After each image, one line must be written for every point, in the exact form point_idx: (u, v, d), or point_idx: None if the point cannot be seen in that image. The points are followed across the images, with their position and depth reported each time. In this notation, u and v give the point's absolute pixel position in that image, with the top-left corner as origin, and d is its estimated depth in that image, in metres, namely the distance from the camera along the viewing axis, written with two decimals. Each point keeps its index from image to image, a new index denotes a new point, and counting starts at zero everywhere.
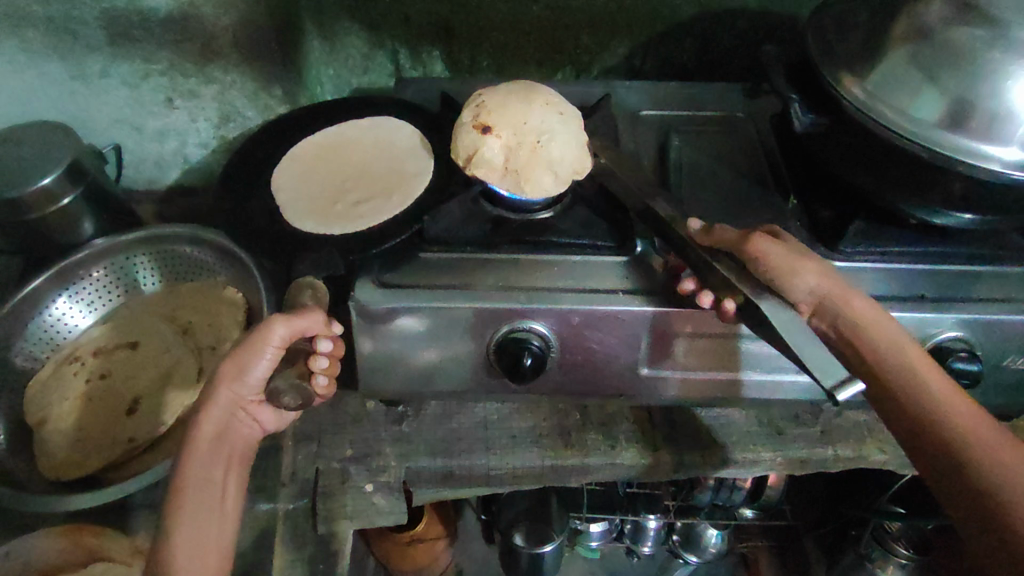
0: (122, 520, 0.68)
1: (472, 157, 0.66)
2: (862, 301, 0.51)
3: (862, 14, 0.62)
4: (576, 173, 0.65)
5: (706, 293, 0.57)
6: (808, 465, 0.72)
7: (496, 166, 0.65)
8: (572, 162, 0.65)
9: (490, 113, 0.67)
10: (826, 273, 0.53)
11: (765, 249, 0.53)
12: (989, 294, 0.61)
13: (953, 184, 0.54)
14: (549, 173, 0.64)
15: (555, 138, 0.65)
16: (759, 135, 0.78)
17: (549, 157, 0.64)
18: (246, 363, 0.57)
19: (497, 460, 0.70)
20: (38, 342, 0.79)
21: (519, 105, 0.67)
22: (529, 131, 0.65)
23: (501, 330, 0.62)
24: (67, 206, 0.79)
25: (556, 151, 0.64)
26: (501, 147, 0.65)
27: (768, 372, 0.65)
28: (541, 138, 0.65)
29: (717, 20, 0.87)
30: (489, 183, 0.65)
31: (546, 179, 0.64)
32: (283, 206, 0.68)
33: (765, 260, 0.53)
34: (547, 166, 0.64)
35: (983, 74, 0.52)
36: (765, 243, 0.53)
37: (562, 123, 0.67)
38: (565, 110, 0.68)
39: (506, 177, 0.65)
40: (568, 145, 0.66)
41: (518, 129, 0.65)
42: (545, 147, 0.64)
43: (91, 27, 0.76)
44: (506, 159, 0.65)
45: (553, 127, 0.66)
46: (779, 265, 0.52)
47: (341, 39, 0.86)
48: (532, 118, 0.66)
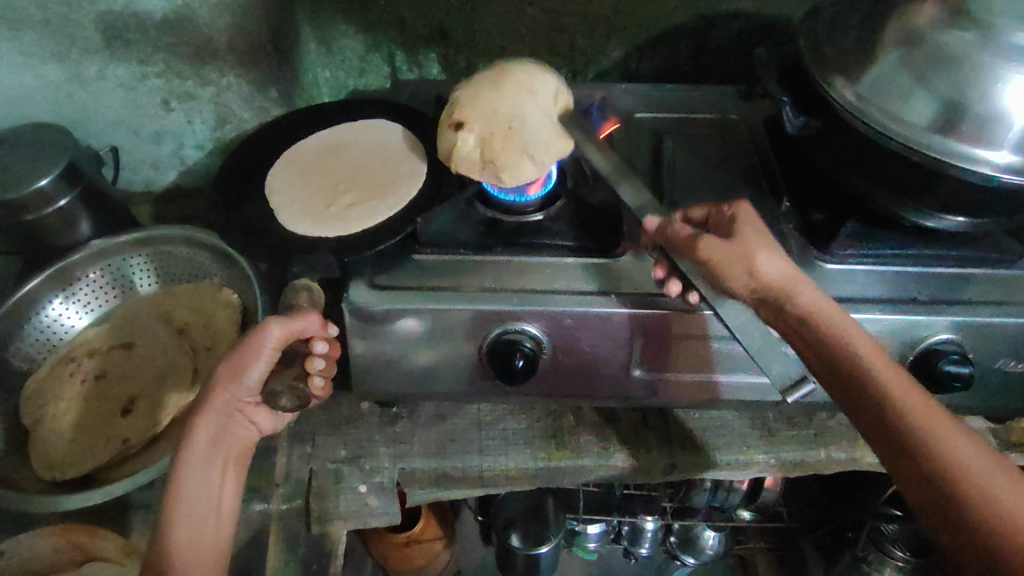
0: (116, 519, 0.69)
1: (450, 154, 0.66)
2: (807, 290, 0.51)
3: (852, 18, 0.62)
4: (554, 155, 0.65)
5: (675, 282, 0.58)
6: (800, 467, 0.72)
7: (474, 159, 0.65)
8: (549, 144, 0.65)
9: (463, 107, 0.67)
10: (781, 265, 0.52)
11: (712, 250, 0.52)
12: (982, 296, 0.61)
13: (944, 186, 0.54)
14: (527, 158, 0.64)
15: (528, 121, 0.65)
16: (754, 138, 0.78)
17: (523, 141, 0.64)
18: (242, 366, 0.58)
19: (490, 461, 0.70)
20: (34, 343, 0.80)
21: (488, 95, 0.67)
22: (502, 119, 0.65)
23: (493, 332, 0.62)
24: (64, 207, 0.80)
25: (531, 136, 0.64)
26: (477, 138, 0.65)
27: (757, 373, 0.65)
28: (512, 123, 0.65)
29: (711, 23, 0.87)
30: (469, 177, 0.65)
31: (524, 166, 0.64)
32: (277, 209, 0.68)
33: (716, 263, 0.52)
34: (525, 152, 0.64)
35: (972, 78, 0.52)
36: (711, 245, 0.52)
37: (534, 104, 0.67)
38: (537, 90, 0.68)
39: (485, 170, 0.65)
40: (543, 127, 0.66)
41: (490, 119, 0.65)
42: (517, 132, 0.64)
43: (89, 29, 0.77)
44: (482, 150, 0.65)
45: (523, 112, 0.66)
46: (730, 267, 0.52)
47: (337, 41, 0.86)
48: (503, 104, 0.66)
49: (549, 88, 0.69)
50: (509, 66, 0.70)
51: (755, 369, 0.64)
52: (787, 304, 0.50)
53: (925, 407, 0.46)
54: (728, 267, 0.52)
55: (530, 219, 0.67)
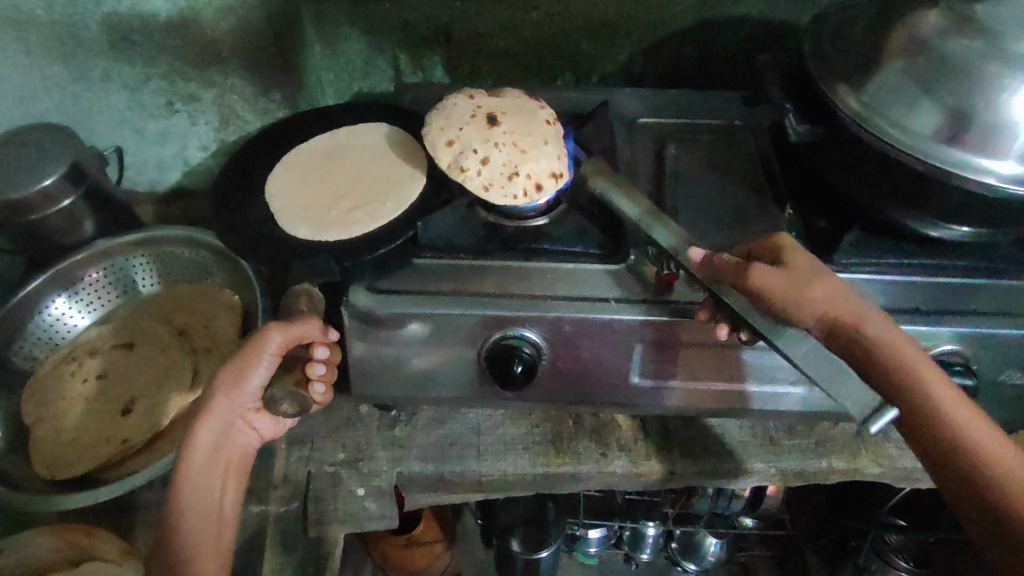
0: (116, 519, 0.69)
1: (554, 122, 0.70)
2: (874, 323, 0.50)
3: (856, 25, 0.61)
4: (529, 174, 0.64)
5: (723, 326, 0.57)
6: (801, 476, 0.72)
7: (553, 142, 0.68)
8: (546, 135, 0.67)
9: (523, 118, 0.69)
10: (835, 295, 0.51)
11: (768, 282, 0.50)
12: (986, 307, 0.60)
13: (950, 198, 0.53)
14: (553, 176, 0.65)
15: (519, 156, 0.65)
16: (757, 144, 0.77)
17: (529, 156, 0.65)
18: (244, 372, 0.58)
19: (489, 466, 0.70)
20: (37, 342, 0.80)
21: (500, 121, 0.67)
22: (511, 176, 0.64)
23: (492, 337, 0.62)
24: (68, 207, 0.81)
25: (539, 162, 0.65)
26: (517, 199, 0.64)
27: (793, 381, 0.64)
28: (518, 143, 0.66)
29: (717, 28, 0.86)
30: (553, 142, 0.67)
31: (562, 170, 0.66)
32: (278, 214, 0.68)
33: (769, 293, 0.50)
34: (554, 167, 0.66)
35: (977, 87, 0.52)
36: (765, 275, 0.50)
37: (496, 150, 0.65)
38: (474, 144, 0.65)
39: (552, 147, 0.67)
40: (524, 143, 0.66)
41: (505, 185, 0.64)
42: (534, 174, 0.64)
43: (93, 31, 0.77)
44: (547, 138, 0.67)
45: (507, 163, 0.64)
46: (786, 294, 0.50)
47: (341, 44, 0.86)
48: (484, 181, 0.64)
49: (458, 141, 0.66)
50: (445, 110, 0.68)
51: (795, 376, 0.63)
52: (854, 335, 0.50)
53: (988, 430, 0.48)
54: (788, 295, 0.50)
55: (534, 224, 0.67)
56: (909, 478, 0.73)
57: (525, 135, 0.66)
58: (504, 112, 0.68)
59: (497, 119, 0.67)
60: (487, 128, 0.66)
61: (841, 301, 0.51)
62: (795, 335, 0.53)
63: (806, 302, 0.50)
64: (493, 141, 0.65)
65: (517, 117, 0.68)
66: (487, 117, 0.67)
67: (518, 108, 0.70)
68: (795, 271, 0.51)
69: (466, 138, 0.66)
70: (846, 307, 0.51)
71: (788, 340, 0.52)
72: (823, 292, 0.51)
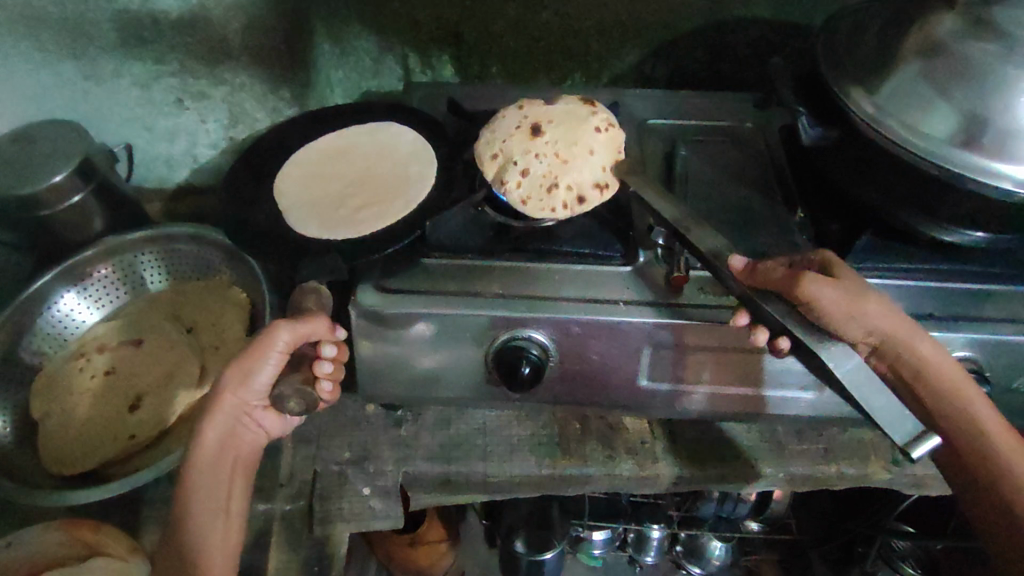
0: (123, 515, 0.69)
1: (609, 129, 0.69)
2: (923, 342, 0.52)
3: (871, 27, 0.61)
4: (569, 184, 0.65)
5: (760, 330, 0.55)
6: (809, 481, 0.71)
7: (600, 153, 0.67)
8: (594, 144, 0.67)
9: (572, 124, 0.69)
10: (886, 309, 0.51)
11: (821, 294, 0.49)
12: (1000, 313, 0.60)
13: (964, 202, 0.53)
14: (597, 186, 0.65)
15: (560, 167, 0.66)
16: (768, 146, 0.77)
17: (574, 167, 0.66)
18: (251, 368, 0.58)
19: (495, 467, 0.69)
20: (46, 337, 0.80)
21: (546, 129, 0.68)
22: (551, 189, 0.65)
23: (500, 338, 0.61)
24: (78, 203, 0.81)
25: (582, 171, 0.65)
26: (556, 211, 0.64)
27: (803, 387, 0.63)
28: (564, 150, 0.67)
29: (728, 29, 0.86)
30: (601, 154, 0.67)
31: (607, 180, 0.66)
32: (287, 212, 0.68)
33: (820, 306, 0.49)
34: (599, 177, 0.66)
35: (993, 90, 0.51)
36: (818, 287, 0.49)
37: (536, 161, 0.66)
38: (516, 156, 0.66)
39: (598, 160, 0.66)
40: (566, 153, 0.66)
41: (544, 198, 0.64)
42: (575, 185, 0.65)
43: (104, 29, 0.78)
44: (595, 149, 0.67)
45: (547, 174, 0.65)
46: (839, 311, 0.49)
47: (351, 42, 0.86)
48: (523, 195, 0.65)
49: (496, 153, 0.68)
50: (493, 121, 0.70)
51: (804, 382, 0.63)
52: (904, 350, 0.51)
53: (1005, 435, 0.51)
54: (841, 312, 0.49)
55: (542, 225, 0.66)
56: (918, 484, 0.72)
57: (569, 144, 0.67)
58: (551, 120, 0.69)
59: (542, 127, 0.69)
60: (530, 140, 0.67)
61: (890, 316, 0.51)
62: (837, 349, 0.49)
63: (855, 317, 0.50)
64: (534, 151, 0.67)
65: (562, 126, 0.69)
66: (531, 129, 0.68)
67: (569, 117, 0.70)
68: (845, 284, 0.51)
69: (509, 151, 0.67)
70: (899, 323, 0.51)
71: (831, 352, 0.49)
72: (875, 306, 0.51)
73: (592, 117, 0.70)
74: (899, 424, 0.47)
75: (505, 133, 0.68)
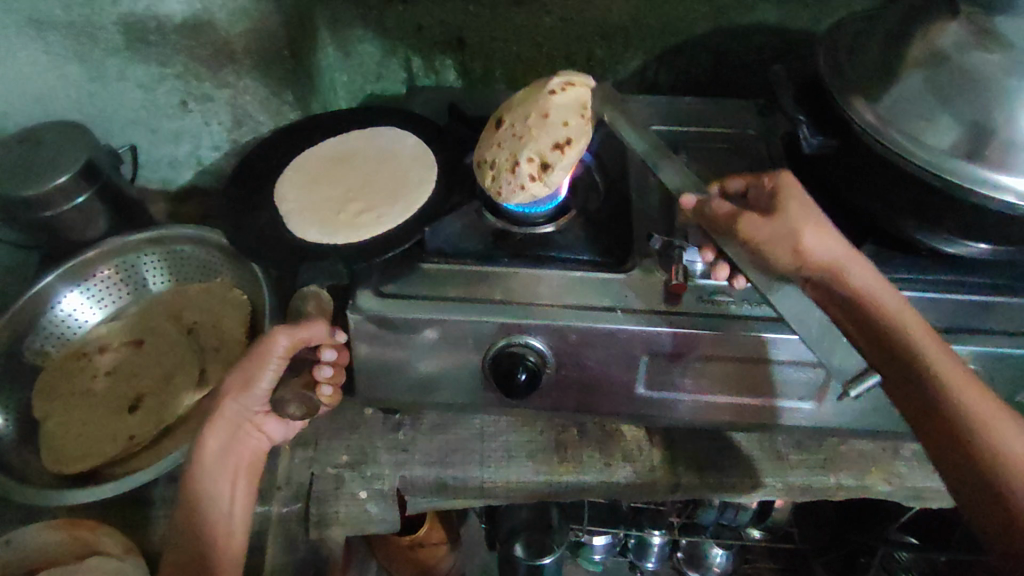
0: (119, 514, 0.70)
1: (569, 82, 0.64)
2: (858, 269, 0.50)
3: (873, 36, 0.60)
4: (527, 157, 0.61)
5: (723, 266, 0.60)
6: (808, 492, 0.71)
7: (558, 112, 0.62)
8: (546, 106, 0.62)
9: (533, 91, 0.65)
10: (826, 238, 0.51)
11: (753, 229, 0.50)
12: (1004, 326, 0.59)
13: (967, 215, 0.52)
14: (559, 148, 0.61)
15: (518, 144, 0.62)
16: (769, 153, 0.76)
17: (531, 138, 0.61)
18: (252, 375, 0.60)
19: (491, 473, 0.69)
20: (49, 337, 0.80)
21: (509, 113, 0.65)
22: (513, 168, 0.61)
23: (497, 344, 0.61)
24: (82, 203, 0.82)
25: (538, 139, 0.61)
26: (527, 187, 0.61)
27: (801, 398, 0.63)
28: (522, 124, 0.62)
29: (732, 35, 0.85)
30: (558, 111, 0.62)
31: (570, 137, 0.61)
32: (287, 215, 0.68)
33: (759, 240, 0.51)
34: (558, 138, 0.61)
35: (997, 101, 0.50)
36: (754, 223, 0.51)
37: (498, 149, 0.63)
38: (484, 154, 0.64)
39: (555, 119, 0.62)
40: (523, 126, 0.62)
41: (510, 180, 0.62)
42: (535, 155, 0.61)
43: (110, 32, 0.78)
44: (549, 109, 0.62)
45: (507, 157, 0.62)
46: (772, 242, 0.50)
47: (355, 46, 0.87)
48: (496, 188, 0.63)
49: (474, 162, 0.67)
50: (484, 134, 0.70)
51: (804, 394, 0.62)
52: (839, 280, 0.50)
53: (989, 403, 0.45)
54: (778, 241, 0.50)
55: (542, 231, 0.67)
56: (919, 498, 0.72)
57: (525, 117, 0.63)
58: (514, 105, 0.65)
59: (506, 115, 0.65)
60: (496, 132, 0.65)
61: (828, 247, 0.50)
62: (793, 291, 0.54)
63: (790, 249, 0.50)
64: (497, 141, 0.64)
65: (522, 103, 0.65)
66: (495, 121, 0.66)
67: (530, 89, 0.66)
68: (785, 219, 0.51)
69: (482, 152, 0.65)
70: (836, 252, 0.50)
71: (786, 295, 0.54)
72: (812, 238, 0.50)
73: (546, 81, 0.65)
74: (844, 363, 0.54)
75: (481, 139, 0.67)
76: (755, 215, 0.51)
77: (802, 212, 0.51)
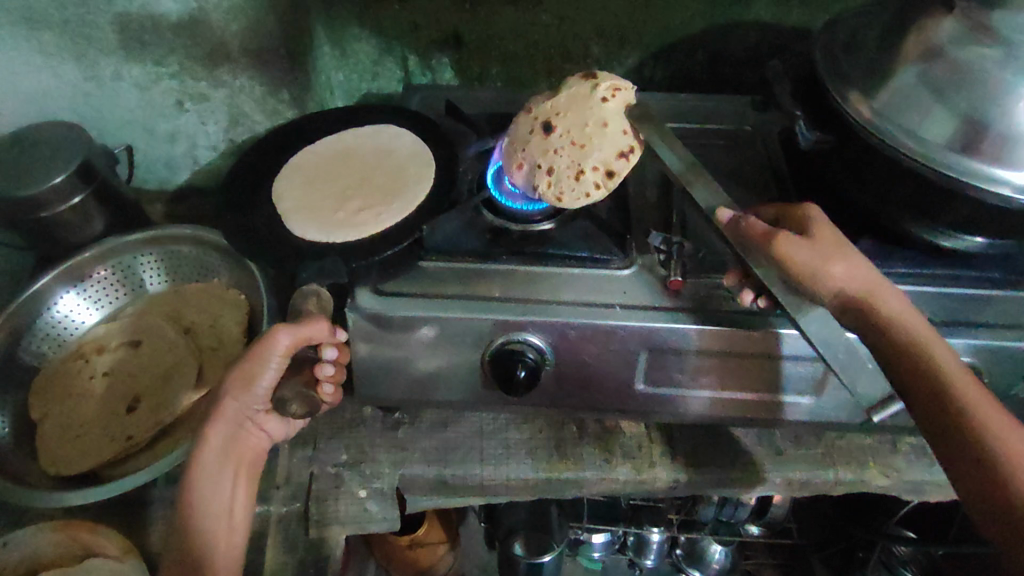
0: (117, 516, 0.69)
1: (616, 88, 0.64)
2: (894, 302, 0.50)
3: (869, 32, 0.61)
4: (597, 167, 0.62)
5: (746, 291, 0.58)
6: (807, 487, 0.71)
7: (618, 124, 0.62)
8: (604, 115, 0.62)
9: (575, 94, 0.64)
10: (860, 270, 0.51)
11: (789, 248, 0.51)
12: (1001, 320, 0.59)
13: (962, 209, 0.53)
14: (623, 156, 0.62)
15: (581, 153, 0.61)
16: (766, 149, 0.76)
17: (597, 147, 0.62)
18: (253, 372, 0.59)
19: (490, 470, 0.69)
20: (45, 338, 0.80)
21: (558, 117, 0.63)
22: (579, 176, 0.61)
23: (496, 341, 0.61)
24: (78, 204, 0.82)
25: (604, 149, 0.62)
26: (592, 195, 0.62)
27: (801, 392, 0.63)
28: (584, 132, 0.62)
29: (728, 32, 0.85)
30: (617, 122, 0.62)
31: (630, 145, 0.63)
32: (285, 215, 0.67)
33: (794, 260, 0.51)
34: (622, 146, 0.62)
35: (992, 95, 0.51)
36: (790, 243, 0.51)
37: (558, 157, 0.62)
38: (537, 159, 0.62)
39: (617, 129, 0.62)
40: (583, 135, 0.62)
41: (576, 187, 0.61)
42: (601, 164, 0.62)
43: (105, 31, 0.78)
44: (608, 120, 0.62)
45: (571, 165, 0.61)
46: (806, 265, 0.51)
47: (352, 45, 0.87)
48: (557, 192, 0.62)
49: (515, 164, 0.64)
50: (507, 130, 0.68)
51: (802, 388, 0.62)
52: (871, 309, 0.49)
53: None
54: (810, 264, 0.51)
55: (539, 228, 0.66)
56: (918, 492, 0.72)
57: (581, 124, 0.62)
58: (557, 110, 0.63)
59: (551, 119, 0.63)
60: (544, 137, 0.63)
61: (862, 277, 0.51)
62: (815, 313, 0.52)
63: (824, 274, 0.50)
64: (553, 148, 0.62)
65: (568, 109, 0.63)
66: (541, 123, 0.64)
67: (568, 93, 0.65)
68: (823, 245, 0.52)
69: (530, 155, 0.63)
70: (867, 281, 0.50)
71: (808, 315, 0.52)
72: (843, 268, 0.51)
73: (591, 86, 0.64)
74: (868, 388, 0.51)
75: (521, 140, 0.64)
76: (794, 235, 0.52)
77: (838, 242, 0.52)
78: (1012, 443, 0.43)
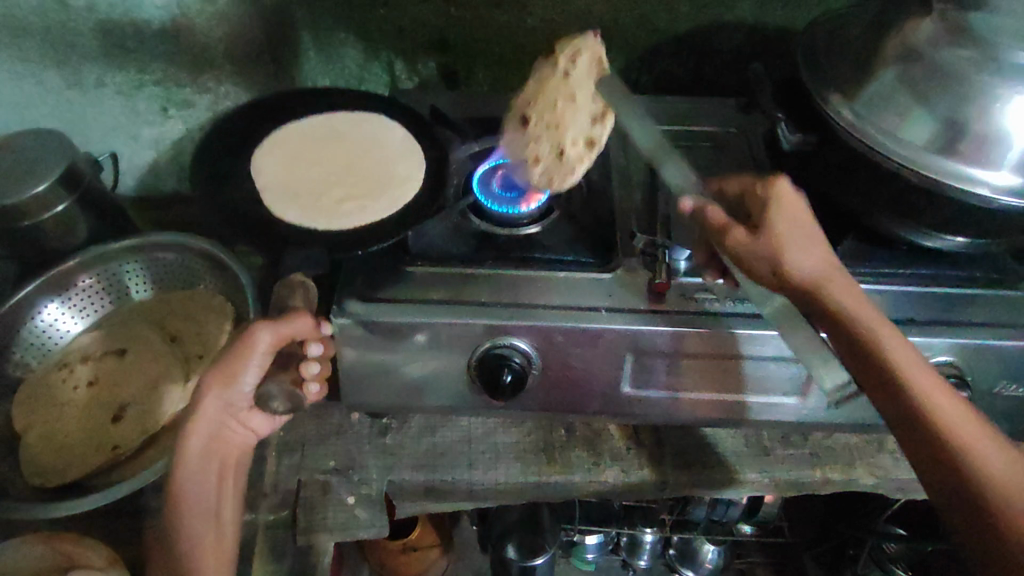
0: (104, 526, 0.69)
1: (576, 53, 0.67)
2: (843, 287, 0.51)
3: (849, 33, 0.61)
4: (577, 141, 0.68)
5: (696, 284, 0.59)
6: (795, 486, 0.71)
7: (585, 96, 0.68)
8: (572, 88, 0.67)
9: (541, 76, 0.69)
10: (812, 260, 0.52)
11: (739, 241, 0.52)
12: (983, 319, 0.59)
13: (942, 211, 0.53)
14: (597, 122, 0.69)
15: (559, 132, 0.68)
16: (751, 150, 0.76)
17: (574, 121, 0.68)
18: (234, 370, 0.58)
19: (479, 474, 0.69)
20: (29, 348, 0.80)
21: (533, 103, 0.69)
22: (563, 155, 0.68)
23: (482, 346, 0.61)
24: (62, 212, 0.81)
25: (580, 123, 0.68)
26: (578, 168, 0.69)
27: (786, 393, 0.63)
28: (558, 109, 0.68)
29: (712, 33, 0.86)
30: (585, 94, 0.67)
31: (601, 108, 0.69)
32: (264, 190, 0.68)
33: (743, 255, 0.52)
34: (594, 109, 0.68)
35: (971, 96, 0.51)
36: (742, 237, 0.52)
37: (540, 143, 0.68)
38: (522, 151, 0.69)
39: (586, 101, 0.68)
40: (556, 114, 0.68)
41: (563, 167, 0.68)
42: (580, 137, 0.69)
43: (87, 38, 0.78)
44: (576, 94, 0.67)
45: (553, 148, 0.68)
46: (756, 256, 0.52)
47: (337, 49, 0.86)
48: (547, 176, 0.68)
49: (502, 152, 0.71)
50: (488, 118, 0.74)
51: (786, 389, 0.63)
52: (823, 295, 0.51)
53: (967, 418, 0.47)
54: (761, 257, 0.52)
55: (524, 232, 0.67)
56: (905, 490, 0.72)
57: (552, 104, 0.68)
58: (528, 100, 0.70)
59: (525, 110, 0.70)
60: (523, 129, 0.70)
61: (813, 264, 0.52)
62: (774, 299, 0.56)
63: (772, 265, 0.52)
64: (534, 136, 0.69)
65: (538, 92, 0.69)
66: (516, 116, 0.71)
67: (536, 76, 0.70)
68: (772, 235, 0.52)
69: (515, 147, 0.70)
70: (818, 268, 0.52)
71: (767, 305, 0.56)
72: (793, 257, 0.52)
73: (553, 63, 0.69)
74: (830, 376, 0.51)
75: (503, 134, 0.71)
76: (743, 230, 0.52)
77: (792, 232, 0.53)
78: (946, 411, 0.47)
